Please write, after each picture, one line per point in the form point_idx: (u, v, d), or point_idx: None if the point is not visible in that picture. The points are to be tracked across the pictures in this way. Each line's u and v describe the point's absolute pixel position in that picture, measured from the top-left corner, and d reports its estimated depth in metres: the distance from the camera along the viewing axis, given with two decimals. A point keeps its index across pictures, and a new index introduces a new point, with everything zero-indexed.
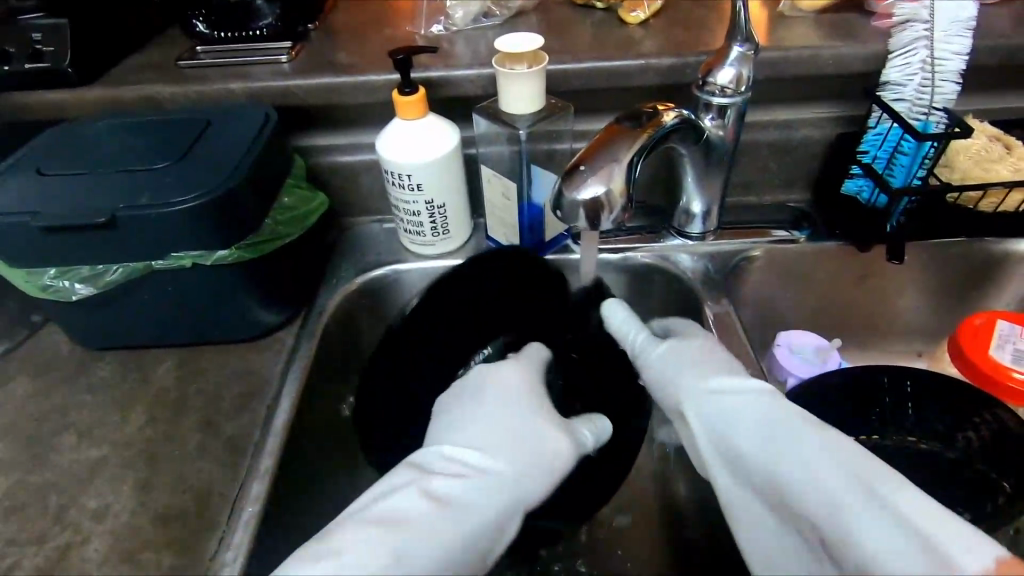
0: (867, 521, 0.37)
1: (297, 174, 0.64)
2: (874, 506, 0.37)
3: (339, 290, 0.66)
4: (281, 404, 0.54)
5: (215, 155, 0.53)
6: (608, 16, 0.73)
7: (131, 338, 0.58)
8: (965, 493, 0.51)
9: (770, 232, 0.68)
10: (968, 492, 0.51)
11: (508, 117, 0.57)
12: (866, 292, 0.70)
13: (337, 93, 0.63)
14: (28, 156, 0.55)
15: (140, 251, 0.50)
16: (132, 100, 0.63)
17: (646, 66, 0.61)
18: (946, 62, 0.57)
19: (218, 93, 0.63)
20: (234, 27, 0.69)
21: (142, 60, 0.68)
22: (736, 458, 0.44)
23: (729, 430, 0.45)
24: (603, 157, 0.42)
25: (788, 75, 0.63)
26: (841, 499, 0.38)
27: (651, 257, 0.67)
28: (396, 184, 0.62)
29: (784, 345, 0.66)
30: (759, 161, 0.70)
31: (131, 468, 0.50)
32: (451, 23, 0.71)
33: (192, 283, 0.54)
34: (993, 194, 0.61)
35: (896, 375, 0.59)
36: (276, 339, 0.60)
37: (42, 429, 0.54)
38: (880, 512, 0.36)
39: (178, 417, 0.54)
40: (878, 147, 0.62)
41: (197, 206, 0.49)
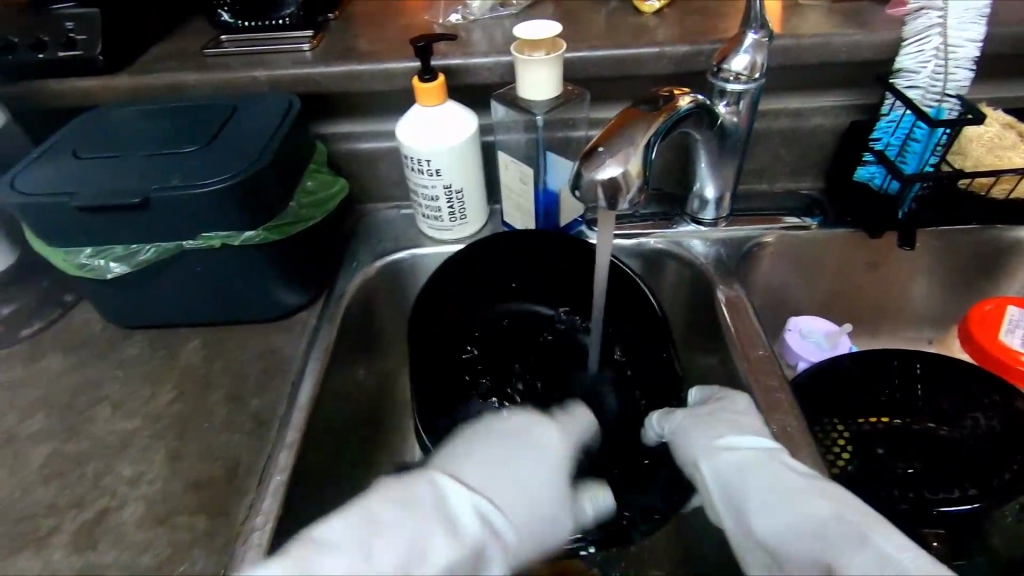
0: (857, 563, 0.36)
1: (319, 160, 0.66)
2: (874, 544, 0.36)
3: (359, 273, 0.68)
4: (305, 380, 0.56)
5: (243, 140, 0.55)
6: (622, 6, 0.74)
7: (160, 317, 0.60)
8: (972, 470, 0.52)
9: (782, 219, 0.69)
10: (975, 470, 0.52)
11: (526, 104, 0.59)
12: (877, 279, 0.71)
13: (358, 81, 0.65)
14: (63, 140, 0.57)
15: (173, 231, 0.52)
16: (158, 87, 0.65)
17: (661, 54, 0.62)
18: (959, 49, 0.57)
19: (242, 81, 0.65)
20: (257, 16, 0.69)
21: (168, 49, 0.70)
22: (737, 503, 0.43)
23: (729, 475, 0.44)
24: (621, 139, 0.43)
25: (801, 63, 0.64)
26: (828, 536, 0.38)
27: (664, 243, 0.68)
28: (415, 169, 0.63)
29: (794, 330, 0.67)
30: (772, 149, 0.71)
31: (162, 439, 0.52)
32: (468, 13, 0.72)
33: (221, 263, 0.56)
34: (1006, 180, 0.62)
35: (905, 357, 0.61)
36: (299, 319, 0.62)
37: (77, 402, 0.56)
38: (868, 554, 0.36)
39: (206, 392, 0.56)
40: (890, 134, 0.63)
41: (228, 187, 0.51)
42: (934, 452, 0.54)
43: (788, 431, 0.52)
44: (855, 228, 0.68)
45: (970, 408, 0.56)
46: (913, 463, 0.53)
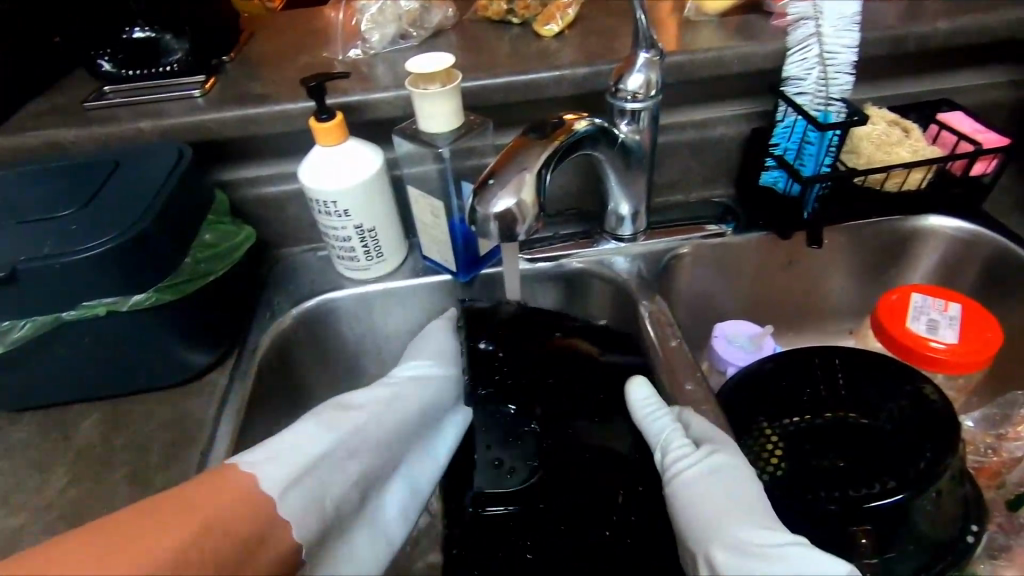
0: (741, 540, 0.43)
1: (220, 210, 0.63)
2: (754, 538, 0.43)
3: (272, 324, 0.64)
4: (216, 446, 0.52)
5: (124, 198, 0.51)
6: (524, 31, 0.74)
7: (50, 396, 0.55)
8: (885, 457, 0.51)
9: (702, 228, 0.70)
10: (887, 457, 0.51)
11: (428, 137, 0.57)
12: (793, 276, 0.73)
13: (253, 124, 0.62)
14: None
15: (50, 302, 0.48)
16: (36, 147, 0.61)
17: (562, 76, 0.62)
18: (836, 56, 0.60)
19: (128, 133, 0.62)
20: (143, 65, 0.66)
21: (47, 104, 0.66)
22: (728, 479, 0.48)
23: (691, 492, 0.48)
24: (512, 168, 0.42)
25: (696, 76, 0.65)
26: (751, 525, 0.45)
27: (586, 262, 0.68)
28: (322, 212, 0.61)
29: (720, 336, 0.69)
30: (681, 161, 0.73)
31: (55, 532, 0.47)
32: (369, 48, 0.71)
33: (109, 332, 0.52)
34: (896, 175, 0.65)
35: (823, 355, 0.61)
36: (207, 381, 0.58)
37: None
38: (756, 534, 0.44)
39: (105, 472, 0.51)
40: (787, 139, 0.65)
41: (107, 251, 0.47)
42: (846, 445, 0.52)
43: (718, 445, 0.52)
44: (767, 230, 0.70)
45: (887, 401, 0.55)
46: (842, 459, 0.51)
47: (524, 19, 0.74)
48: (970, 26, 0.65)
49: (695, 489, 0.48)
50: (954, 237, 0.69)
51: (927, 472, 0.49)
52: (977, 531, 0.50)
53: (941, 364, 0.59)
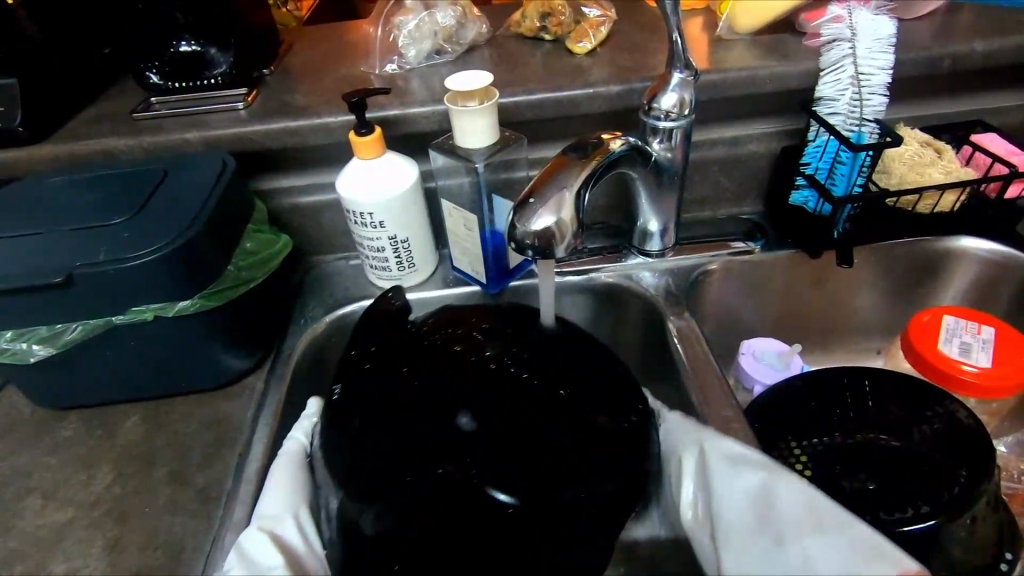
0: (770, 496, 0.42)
1: (260, 219, 0.65)
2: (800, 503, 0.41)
3: (306, 330, 0.65)
4: (253, 449, 0.54)
5: (174, 207, 0.53)
6: (557, 47, 0.75)
7: (94, 396, 0.57)
8: (920, 480, 0.50)
9: (729, 244, 0.71)
10: (922, 480, 0.50)
11: (464, 152, 0.59)
12: (822, 294, 0.73)
13: (293, 135, 0.64)
14: None
15: (102, 306, 0.50)
16: (87, 154, 0.63)
17: (596, 93, 0.63)
18: (871, 77, 0.60)
19: (175, 142, 0.64)
20: (188, 77, 0.69)
21: (97, 113, 0.68)
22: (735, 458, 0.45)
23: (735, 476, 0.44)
24: (552, 187, 0.43)
25: (728, 94, 0.66)
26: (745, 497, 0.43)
27: (615, 276, 0.68)
28: (358, 223, 0.63)
29: (748, 353, 0.69)
30: (710, 177, 0.74)
31: (99, 528, 0.49)
32: (405, 62, 0.72)
33: (155, 336, 0.53)
34: (929, 196, 0.65)
35: (853, 375, 0.61)
36: (245, 385, 0.60)
37: (5, 494, 0.52)
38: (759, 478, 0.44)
39: (148, 471, 0.53)
40: (819, 159, 0.65)
41: (158, 258, 0.49)
42: (876, 467, 0.52)
43: None
44: (797, 248, 0.70)
45: (919, 421, 0.55)
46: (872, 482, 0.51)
47: (557, 36, 0.76)
48: (1007, 48, 0.65)
49: (706, 470, 0.46)
50: (988, 259, 0.68)
51: (959, 498, 0.49)
52: (1011, 558, 0.50)
53: (974, 388, 0.58)
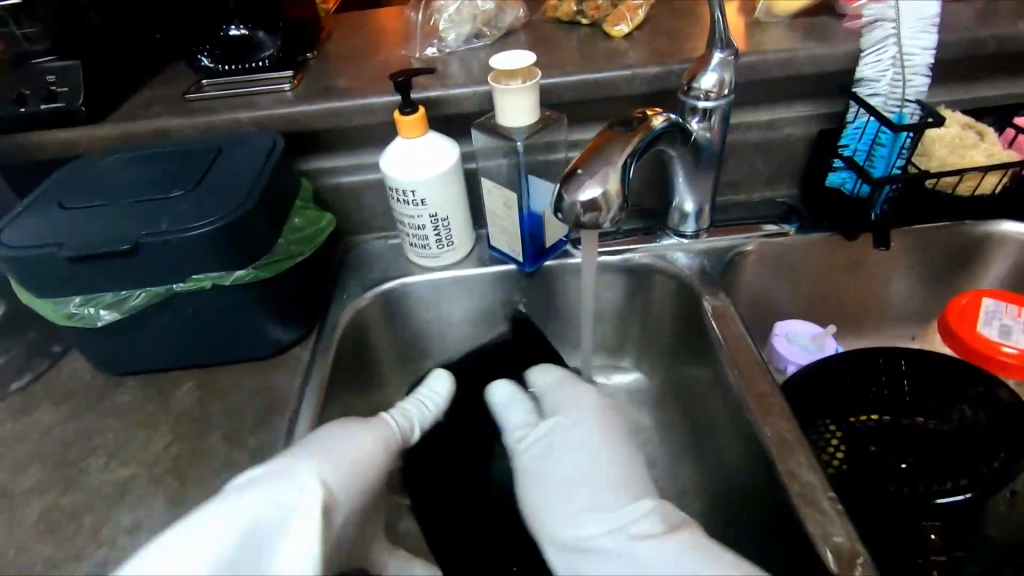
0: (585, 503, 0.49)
1: (306, 196, 0.67)
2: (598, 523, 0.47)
3: (346, 305, 0.67)
4: (302, 415, 0.56)
5: (230, 182, 0.56)
6: (593, 31, 0.76)
7: (152, 362, 0.60)
8: (958, 457, 0.50)
9: (763, 227, 0.71)
10: (961, 457, 0.50)
11: (505, 131, 0.60)
12: (857, 278, 0.73)
13: (338, 116, 0.66)
14: (49, 193, 0.56)
15: (165, 273, 0.52)
16: (143, 134, 0.66)
17: (634, 75, 0.64)
18: (914, 58, 0.60)
19: (226, 123, 0.66)
20: (237, 61, 0.71)
21: (150, 95, 0.71)
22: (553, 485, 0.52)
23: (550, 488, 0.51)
24: (598, 161, 0.44)
25: (766, 76, 0.66)
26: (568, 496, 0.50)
27: (649, 257, 0.69)
28: (400, 200, 0.64)
29: (782, 335, 0.70)
30: (745, 161, 0.74)
31: (160, 485, 0.52)
32: (445, 46, 0.74)
33: (212, 304, 0.56)
34: (970, 177, 0.64)
35: (889, 356, 0.61)
36: (292, 356, 0.62)
37: (71, 451, 0.55)
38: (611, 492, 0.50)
39: (203, 434, 0.56)
40: (857, 140, 0.65)
41: (217, 229, 0.52)
42: (914, 445, 0.52)
43: (786, 435, 0.50)
44: (832, 231, 0.70)
45: (960, 404, 0.55)
46: (911, 459, 0.51)
47: (594, 20, 0.77)
48: None
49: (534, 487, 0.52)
50: None
51: (998, 472, 0.48)
52: None
53: (1014, 369, 0.58)
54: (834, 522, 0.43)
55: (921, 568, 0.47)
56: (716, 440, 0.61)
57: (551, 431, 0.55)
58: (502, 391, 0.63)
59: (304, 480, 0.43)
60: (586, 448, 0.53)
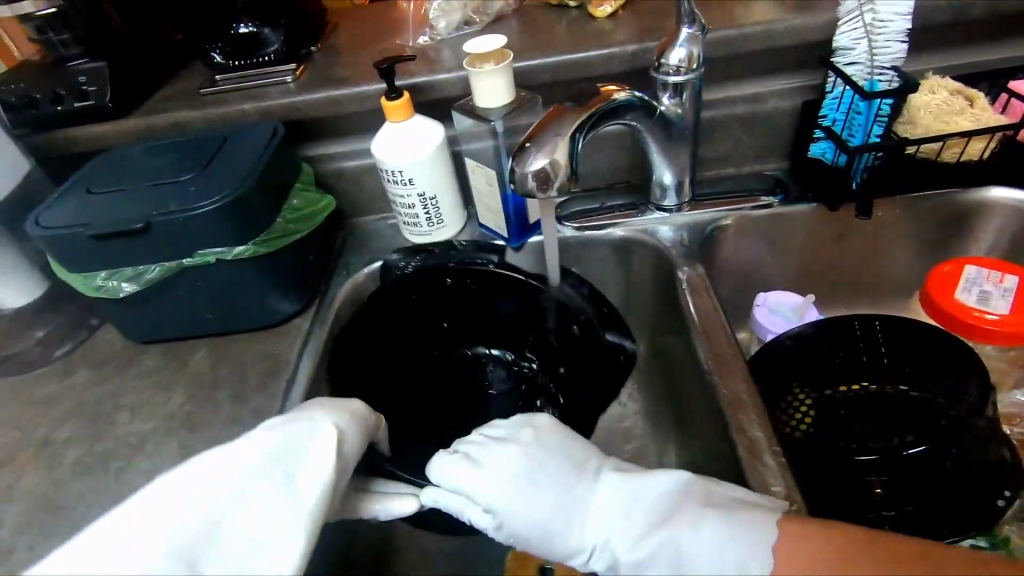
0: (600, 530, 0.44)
1: (306, 179, 0.72)
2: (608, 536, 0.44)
3: (346, 281, 0.73)
4: (298, 378, 0.62)
5: (232, 166, 0.62)
6: (580, 13, 0.78)
7: (171, 331, 0.67)
8: (911, 416, 0.52)
9: (758, 199, 0.72)
10: (914, 416, 0.52)
11: (482, 112, 0.63)
12: (844, 249, 0.73)
13: (335, 104, 0.71)
14: (79, 181, 0.64)
15: (175, 249, 0.59)
16: (162, 126, 0.73)
17: (611, 54, 0.66)
18: (888, 24, 0.59)
19: (234, 114, 0.72)
20: (246, 56, 0.77)
21: (170, 91, 0.78)
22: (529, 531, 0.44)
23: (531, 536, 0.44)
24: (547, 135, 0.47)
25: (745, 50, 0.67)
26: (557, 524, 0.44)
27: (631, 232, 0.71)
28: (390, 180, 0.69)
29: (763, 305, 0.71)
30: (731, 135, 0.75)
31: (174, 436, 0.58)
32: (436, 34, 0.77)
33: (218, 278, 0.62)
34: (954, 144, 0.64)
35: (863, 319, 0.63)
36: (293, 325, 0.68)
37: (102, 408, 0.63)
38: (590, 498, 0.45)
39: (212, 393, 0.62)
40: (836, 110, 0.66)
41: (219, 208, 0.57)
42: (877, 411, 0.54)
43: (737, 393, 0.52)
44: (816, 202, 0.71)
45: (932, 370, 0.56)
46: (874, 422, 0.53)
47: (581, 3, 0.79)
48: None
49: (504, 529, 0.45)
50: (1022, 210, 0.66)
51: (954, 427, 0.50)
52: (1009, 496, 0.49)
53: (993, 335, 0.58)
54: (774, 474, 0.46)
55: (872, 521, 0.49)
56: (688, 404, 0.63)
57: (499, 523, 0.45)
58: (434, 490, 0.48)
59: (267, 447, 0.43)
60: (534, 507, 0.44)
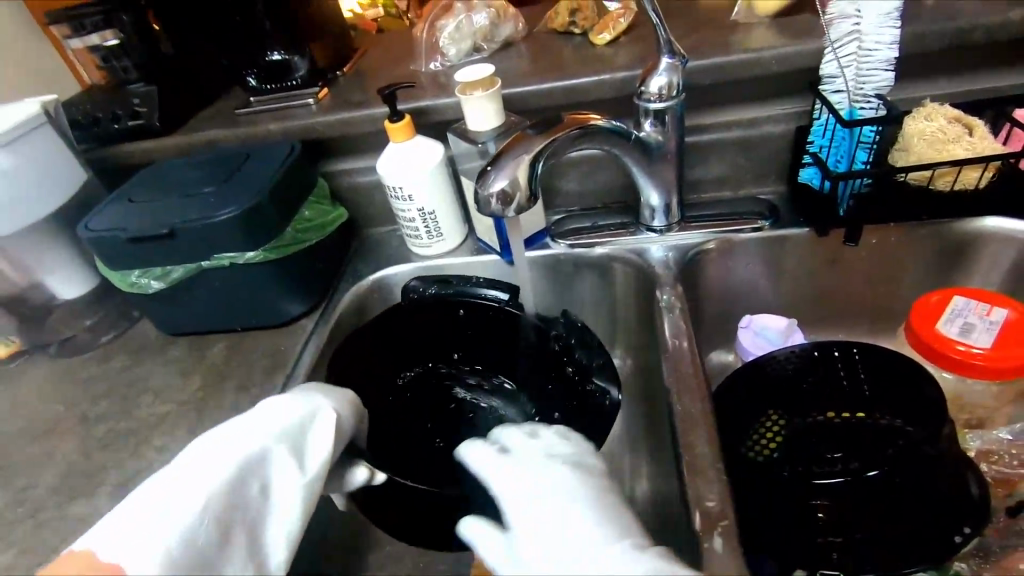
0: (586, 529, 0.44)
1: (321, 193, 0.79)
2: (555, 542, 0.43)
3: (351, 288, 0.79)
4: (297, 373, 0.68)
5: (250, 180, 0.69)
6: (583, 40, 0.82)
7: (194, 325, 0.75)
8: (869, 442, 0.53)
9: (752, 222, 0.72)
10: (872, 441, 0.53)
11: (474, 135, 0.68)
12: (838, 274, 0.73)
13: (348, 125, 0.78)
14: (123, 190, 0.73)
15: (196, 253, 0.66)
16: (200, 143, 0.82)
17: (601, 81, 0.69)
18: (873, 54, 0.59)
19: (261, 132, 0.80)
20: (277, 81, 0.85)
21: (211, 111, 0.87)
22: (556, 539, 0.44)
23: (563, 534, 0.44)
24: (507, 160, 0.51)
25: (736, 76, 0.68)
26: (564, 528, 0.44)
27: (618, 250, 0.74)
28: (393, 196, 0.75)
29: (748, 327, 0.71)
30: (727, 158, 0.76)
31: (186, 418, 0.66)
32: (447, 61, 0.83)
33: (233, 279, 0.69)
34: (946, 172, 0.63)
35: (841, 346, 0.62)
36: (300, 325, 0.75)
37: (131, 390, 0.71)
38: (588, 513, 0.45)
39: (223, 382, 0.69)
40: (823, 137, 0.67)
41: (233, 218, 0.64)
42: (834, 438, 0.54)
43: (693, 411, 0.54)
44: (807, 226, 0.71)
45: (895, 399, 0.56)
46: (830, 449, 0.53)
47: (585, 30, 0.82)
48: None
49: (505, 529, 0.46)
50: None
51: (901, 456, 0.50)
52: (967, 532, 0.49)
53: (977, 369, 0.57)
54: (712, 488, 0.48)
55: (817, 546, 0.49)
56: (660, 420, 0.65)
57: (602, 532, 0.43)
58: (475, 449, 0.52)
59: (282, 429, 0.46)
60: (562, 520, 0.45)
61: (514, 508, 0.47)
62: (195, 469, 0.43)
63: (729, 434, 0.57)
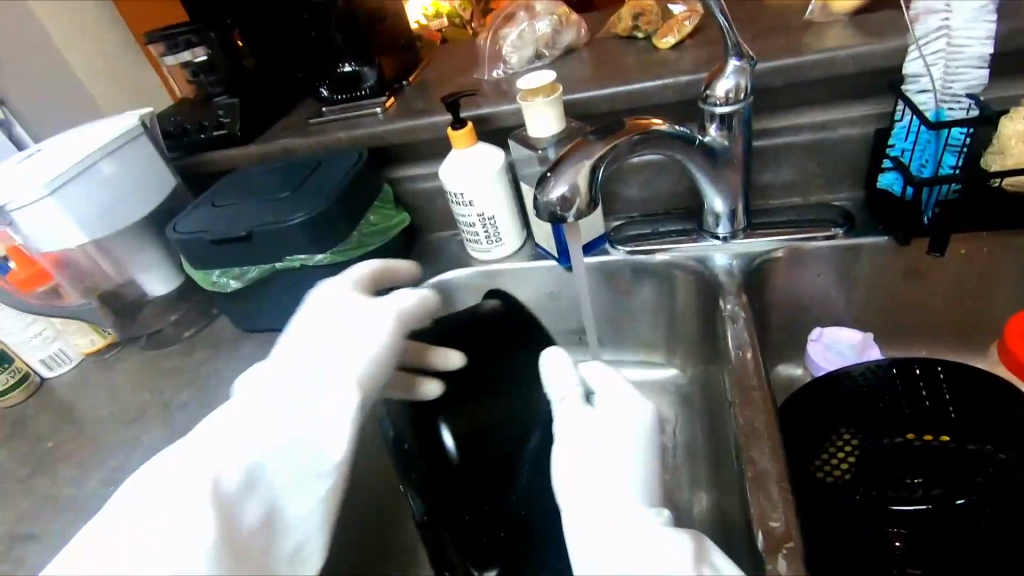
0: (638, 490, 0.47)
1: (386, 198, 0.82)
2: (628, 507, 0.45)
3: None
4: None
5: (320, 186, 0.72)
6: (647, 44, 0.81)
7: (267, 323, 0.79)
8: (953, 469, 0.50)
9: (826, 229, 0.68)
10: (956, 468, 0.49)
11: (535, 141, 0.68)
12: (921, 287, 0.68)
13: (413, 133, 0.80)
14: (207, 195, 0.78)
15: (270, 255, 0.70)
16: (276, 151, 0.87)
17: (664, 85, 0.68)
18: (965, 50, 0.55)
19: (332, 141, 0.84)
20: (347, 91, 0.89)
21: (286, 121, 0.92)
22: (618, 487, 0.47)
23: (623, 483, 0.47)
24: (568, 166, 0.51)
25: (808, 77, 0.65)
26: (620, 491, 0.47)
27: (680, 257, 0.72)
28: (454, 201, 0.76)
29: (819, 340, 0.67)
30: (797, 163, 0.73)
31: None
32: (509, 68, 0.84)
33: (303, 280, 0.73)
34: None
35: (923, 362, 0.58)
36: None
37: (210, 383, 0.76)
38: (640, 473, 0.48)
39: None
40: (905, 139, 0.62)
41: (304, 222, 0.68)
42: (914, 460, 0.51)
43: (757, 425, 0.52)
44: (887, 235, 0.66)
45: (984, 421, 0.53)
46: (907, 471, 0.50)
47: (648, 34, 0.81)
48: None
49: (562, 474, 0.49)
50: None
51: (992, 485, 0.48)
52: None
53: None
54: (776, 508, 0.46)
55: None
56: (721, 434, 0.63)
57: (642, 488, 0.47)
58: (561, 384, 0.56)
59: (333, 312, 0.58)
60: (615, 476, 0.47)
61: (563, 466, 0.49)
62: (270, 364, 0.53)
63: (797, 451, 0.55)
